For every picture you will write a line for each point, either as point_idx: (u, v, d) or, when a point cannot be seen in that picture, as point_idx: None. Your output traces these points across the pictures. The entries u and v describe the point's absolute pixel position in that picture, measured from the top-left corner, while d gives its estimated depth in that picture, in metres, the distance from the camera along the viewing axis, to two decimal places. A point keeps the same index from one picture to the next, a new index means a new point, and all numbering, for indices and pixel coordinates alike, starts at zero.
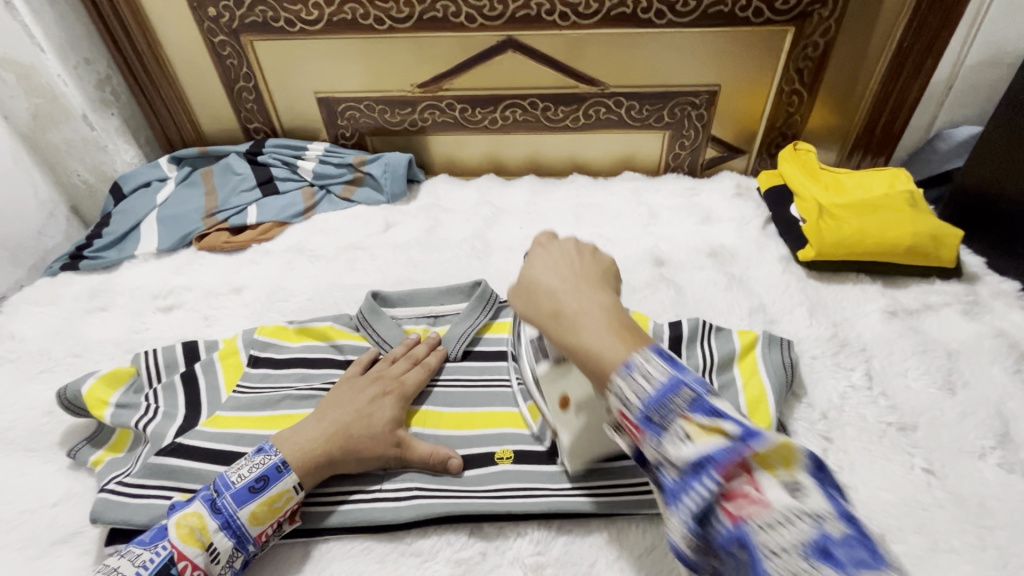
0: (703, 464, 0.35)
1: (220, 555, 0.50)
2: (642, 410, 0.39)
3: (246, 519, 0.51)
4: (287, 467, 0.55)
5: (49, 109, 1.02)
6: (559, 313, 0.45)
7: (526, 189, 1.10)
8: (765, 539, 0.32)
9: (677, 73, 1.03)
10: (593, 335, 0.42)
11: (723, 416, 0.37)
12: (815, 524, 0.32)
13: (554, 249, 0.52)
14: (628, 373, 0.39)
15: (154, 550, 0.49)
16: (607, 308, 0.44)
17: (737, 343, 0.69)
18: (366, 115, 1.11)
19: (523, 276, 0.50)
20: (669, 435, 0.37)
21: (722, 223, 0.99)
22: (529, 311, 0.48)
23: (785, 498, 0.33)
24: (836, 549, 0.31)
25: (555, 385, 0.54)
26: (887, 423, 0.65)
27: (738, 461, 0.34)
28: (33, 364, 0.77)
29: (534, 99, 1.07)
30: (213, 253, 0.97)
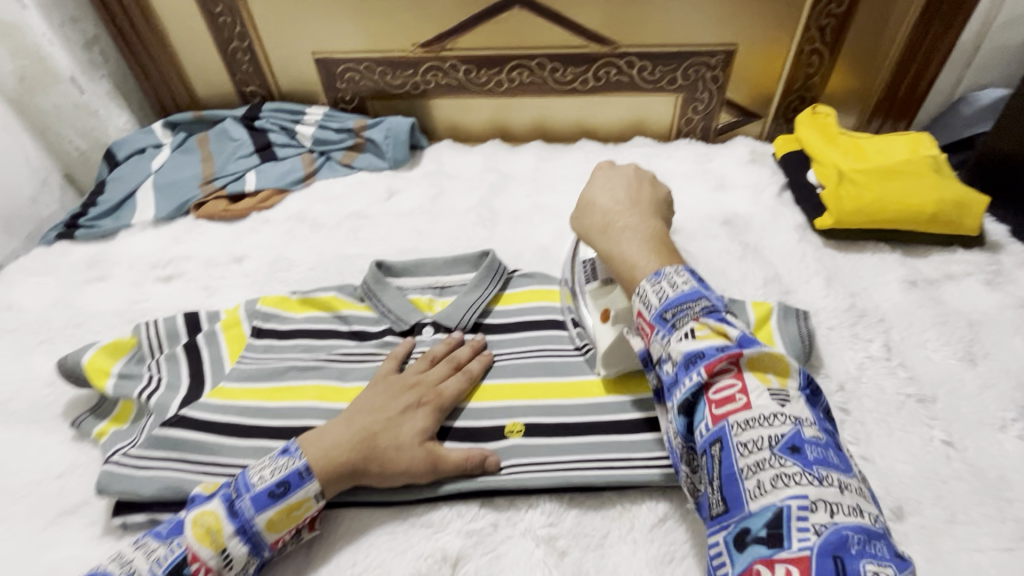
0: (696, 358, 0.44)
1: (234, 559, 0.48)
2: (658, 310, 0.49)
3: (263, 526, 0.49)
4: (310, 474, 0.51)
5: (35, 72, 0.98)
6: (606, 228, 0.60)
7: (533, 155, 1.06)
8: (740, 431, 0.41)
9: (692, 31, 0.98)
10: (630, 249, 0.57)
11: (728, 324, 0.46)
12: (791, 426, 0.41)
13: (616, 176, 0.65)
14: (653, 281, 0.51)
15: (169, 546, 0.47)
16: (648, 226, 0.59)
17: (752, 316, 0.67)
18: (366, 77, 1.07)
19: (585, 195, 0.65)
20: (677, 332, 0.47)
21: (736, 191, 0.96)
22: (585, 226, 0.63)
23: (768, 400, 0.42)
24: (806, 448, 0.40)
25: (599, 302, 0.65)
26: (906, 394, 0.64)
27: (724, 356, 0.44)
28: (32, 335, 0.75)
29: (541, 60, 1.02)
30: (211, 222, 0.94)
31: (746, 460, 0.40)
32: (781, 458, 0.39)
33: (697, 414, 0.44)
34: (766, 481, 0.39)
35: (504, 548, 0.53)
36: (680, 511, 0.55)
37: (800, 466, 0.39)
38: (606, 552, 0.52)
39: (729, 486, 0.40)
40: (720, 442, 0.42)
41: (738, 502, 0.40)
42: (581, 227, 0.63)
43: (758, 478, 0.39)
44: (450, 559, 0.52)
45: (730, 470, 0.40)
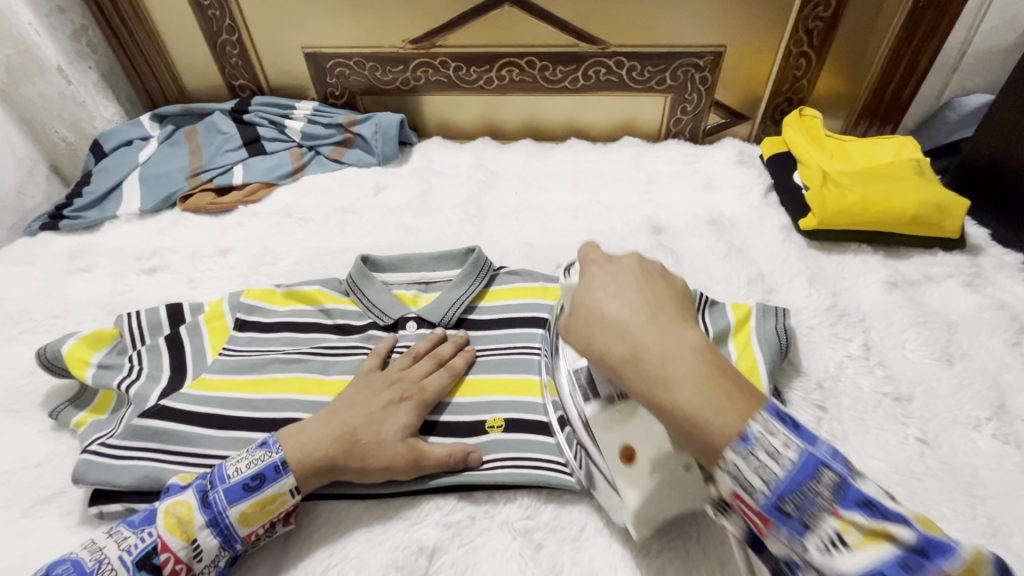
0: (768, 483, 0.34)
1: (205, 551, 0.48)
2: (698, 428, 0.39)
3: (236, 518, 0.49)
4: (288, 467, 0.51)
5: (22, 61, 0.97)
6: (636, 355, 0.40)
7: (522, 153, 1.06)
8: (823, 560, 0.32)
9: (681, 32, 0.98)
10: (689, 391, 0.37)
11: (792, 426, 0.35)
12: (884, 546, 0.31)
13: (616, 270, 0.46)
14: (684, 400, 0.39)
15: (140, 535, 0.47)
16: (697, 353, 0.39)
17: (732, 317, 0.68)
18: (356, 72, 1.07)
19: (585, 303, 0.44)
20: (734, 445, 0.36)
21: (723, 191, 0.97)
22: (599, 349, 0.42)
23: (846, 526, 0.32)
24: (904, 573, 0.30)
25: (613, 434, 0.50)
26: (883, 393, 0.65)
27: (792, 486, 0.34)
28: (13, 325, 0.75)
29: (531, 58, 1.02)
30: (197, 215, 0.94)
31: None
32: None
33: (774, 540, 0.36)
34: None
35: (481, 541, 0.53)
36: None
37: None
38: (582, 545, 0.53)
39: None
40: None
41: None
42: (592, 347, 0.42)
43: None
44: (426, 550, 0.52)
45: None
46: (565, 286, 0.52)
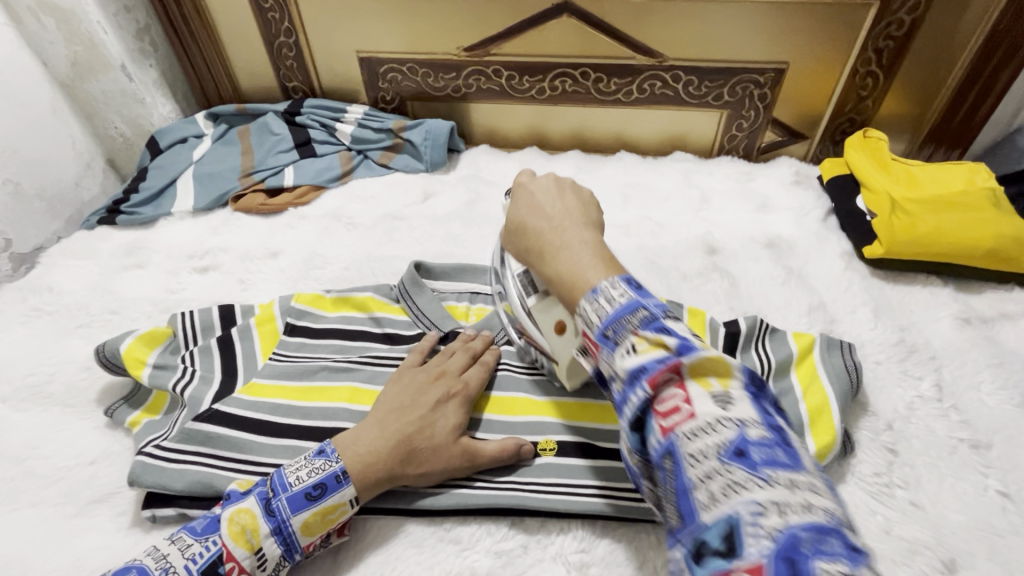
0: (638, 373, 0.37)
1: (267, 560, 0.48)
2: (601, 329, 0.42)
3: (298, 528, 0.48)
4: (347, 478, 0.51)
5: (87, 58, 1.00)
6: (542, 249, 0.53)
7: (570, 165, 1.05)
8: (689, 442, 0.34)
9: (743, 47, 0.95)
10: (575, 262, 0.49)
11: (670, 332, 0.39)
12: (736, 428, 0.33)
13: (538, 190, 0.59)
14: (592, 298, 0.44)
15: (205, 543, 0.46)
16: (587, 241, 0.51)
17: (794, 347, 0.66)
18: (408, 78, 1.07)
19: (516, 218, 0.58)
20: (618, 348, 0.40)
21: (780, 213, 0.94)
22: (524, 248, 0.57)
23: (711, 407, 0.35)
24: (750, 449, 0.32)
25: (549, 314, 0.57)
26: (958, 439, 0.61)
27: (665, 368, 0.36)
28: (71, 318, 0.76)
29: (585, 69, 1.01)
30: (248, 215, 0.94)
31: (695, 472, 0.33)
32: (728, 467, 0.32)
33: (648, 431, 0.37)
34: (716, 490, 0.31)
35: (534, 572, 0.51)
36: None
37: (748, 472, 0.31)
38: None
39: (682, 503, 0.34)
40: (672, 457, 0.34)
41: (693, 515, 0.32)
42: (517, 247, 0.58)
43: (710, 488, 0.32)
44: None
45: (683, 483, 0.33)
46: (506, 206, 0.63)
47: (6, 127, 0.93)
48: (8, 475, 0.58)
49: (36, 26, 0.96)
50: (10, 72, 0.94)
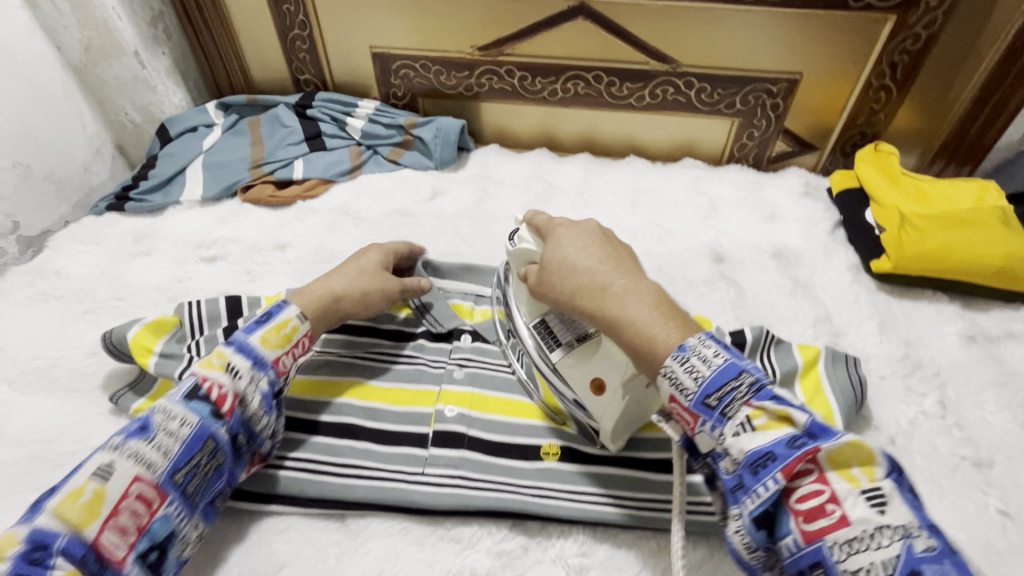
0: (766, 461, 0.39)
1: (243, 374, 0.54)
2: (699, 395, 0.42)
3: (258, 342, 0.56)
4: (288, 302, 0.60)
5: (101, 43, 1.00)
6: (603, 289, 0.50)
7: (579, 168, 1.05)
8: (845, 554, 0.36)
9: (757, 56, 0.95)
10: (640, 311, 0.47)
11: (792, 406, 0.41)
12: (900, 540, 0.35)
13: (577, 229, 0.56)
14: (679, 357, 0.44)
15: (180, 384, 0.52)
16: (647, 285, 0.50)
17: (799, 359, 0.66)
18: (420, 75, 1.07)
19: (554, 258, 0.54)
20: (731, 424, 0.41)
21: (788, 223, 0.94)
22: (567, 290, 0.52)
23: (863, 510, 0.37)
24: (923, 566, 0.34)
25: (581, 368, 0.57)
26: (961, 456, 0.61)
27: (801, 456, 0.39)
28: (78, 303, 0.76)
29: (599, 72, 1.01)
30: (256, 206, 0.94)
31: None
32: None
33: (780, 528, 0.39)
34: None
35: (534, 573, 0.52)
36: (718, 557, 0.53)
37: None
38: None
39: None
40: (823, 566, 0.37)
41: None
42: (543, 288, 0.55)
43: (853, 559, 0.36)
44: None
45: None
46: (516, 253, 0.60)
47: (18, 109, 0.94)
48: (12, 458, 0.58)
49: (51, 9, 0.95)
50: (23, 54, 0.94)
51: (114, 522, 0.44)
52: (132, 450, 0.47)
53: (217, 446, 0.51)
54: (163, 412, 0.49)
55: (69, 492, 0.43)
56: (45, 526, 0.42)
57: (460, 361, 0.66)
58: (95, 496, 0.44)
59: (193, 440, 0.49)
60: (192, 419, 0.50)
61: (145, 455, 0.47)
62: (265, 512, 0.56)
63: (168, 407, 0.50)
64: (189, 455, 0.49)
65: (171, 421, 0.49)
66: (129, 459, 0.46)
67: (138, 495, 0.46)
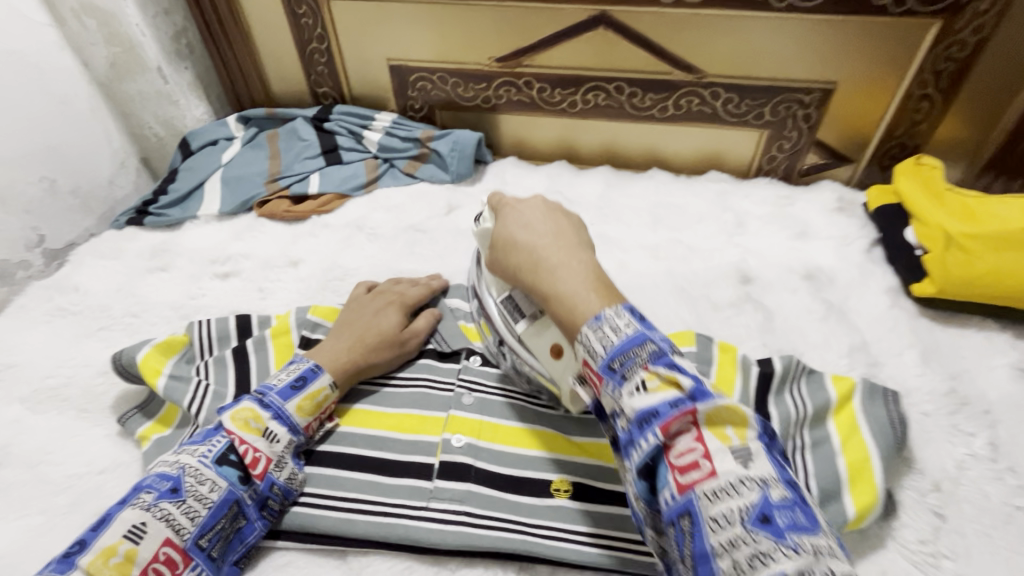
0: (648, 417, 0.40)
1: (279, 440, 0.55)
2: (606, 359, 0.44)
3: (294, 411, 0.57)
4: (320, 368, 0.60)
5: (126, 59, 1.01)
6: (537, 264, 0.53)
7: (599, 181, 1.01)
8: (710, 504, 0.37)
9: (788, 65, 0.90)
10: (564, 283, 0.50)
11: (681, 370, 0.42)
12: (759, 490, 0.37)
13: (521, 208, 0.59)
14: (595, 326, 0.45)
15: (210, 443, 0.52)
16: (578, 259, 0.52)
17: (832, 393, 0.62)
18: (437, 87, 1.05)
19: (501, 233, 0.58)
20: (628, 385, 0.42)
21: (820, 241, 0.88)
22: (511, 266, 0.56)
23: (732, 464, 0.38)
24: (774, 514, 0.36)
25: (544, 337, 0.56)
26: (1015, 506, 0.56)
27: (681, 412, 0.40)
28: (94, 320, 0.76)
29: (620, 83, 0.97)
30: (272, 221, 0.94)
31: (717, 537, 0.36)
32: (754, 533, 0.35)
33: (659, 482, 0.40)
34: (740, 560, 0.34)
35: None
36: None
37: (774, 539, 0.35)
38: None
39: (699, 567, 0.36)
40: (689, 515, 0.37)
41: None
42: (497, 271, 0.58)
43: (734, 556, 0.35)
44: None
45: (703, 547, 0.36)
46: (478, 233, 0.62)
47: (44, 125, 0.96)
48: (21, 480, 0.58)
49: (78, 27, 0.97)
50: (51, 72, 0.96)
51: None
52: (163, 513, 0.47)
53: (240, 510, 0.51)
54: (194, 476, 0.49)
55: (101, 550, 0.44)
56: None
57: (468, 385, 0.63)
58: (126, 557, 0.44)
59: (220, 505, 0.50)
60: (222, 484, 0.50)
61: (175, 518, 0.47)
62: (267, 545, 0.54)
63: (200, 469, 0.50)
64: (215, 520, 0.49)
65: (203, 485, 0.49)
66: (161, 521, 0.47)
67: (165, 559, 0.46)
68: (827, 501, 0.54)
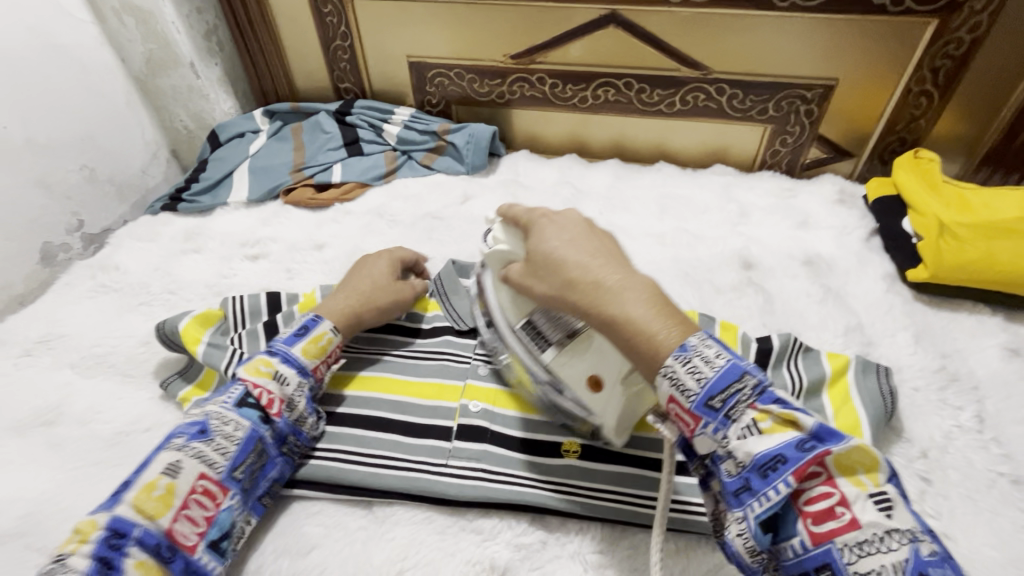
0: (773, 465, 0.39)
1: (290, 381, 0.58)
2: (703, 399, 0.41)
3: (300, 353, 0.60)
4: (320, 316, 0.64)
5: (161, 55, 1.07)
6: (596, 286, 0.46)
7: (608, 173, 1.06)
8: (855, 556, 0.36)
9: (791, 62, 0.94)
10: (638, 310, 0.44)
11: (797, 409, 0.40)
12: (908, 543, 0.36)
13: (559, 221, 0.53)
14: (681, 357, 0.42)
15: (229, 390, 0.56)
16: (641, 279, 0.46)
17: (827, 367, 0.65)
18: (454, 83, 1.10)
19: (537, 250, 0.52)
20: (735, 426, 0.41)
21: (820, 230, 0.92)
22: (551, 285, 0.49)
23: (873, 513, 0.37)
24: (931, 570, 0.34)
25: (579, 366, 0.55)
26: (998, 473, 0.59)
27: (812, 458, 0.38)
28: (134, 296, 0.82)
29: (629, 79, 1.02)
30: (297, 208, 0.99)
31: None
32: None
33: (787, 529, 0.39)
34: None
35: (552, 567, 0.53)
36: None
37: None
38: None
39: None
40: (831, 568, 0.36)
41: None
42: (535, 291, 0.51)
43: None
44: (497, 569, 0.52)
45: None
46: (493, 254, 0.60)
47: (85, 116, 1.02)
48: (74, 436, 0.64)
49: (117, 25, 1.03)
50: (92, 66, 1.02)
51: (185, 513, 0.48)
52: (195, 451, 0.51)
53: (266, 445, 0.55)
54: (218, 416, 0.53)
55: (144, 485, 0.47)
56: (123, 516, 0.45)
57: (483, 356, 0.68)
58: (168, 490, 0.48)
59: (247, 442, 0.53)
60: (245, 422, 0.54)
61: (208, 455, 0.51)
62: (299, 495, 0.59)
63: (223, 412, 0.54)
64: (244, 455, 0.53)
65: (228, 424, 0.53)
66: (194, 458, 0.50)
67: (204, 490, 0.50)
68: None
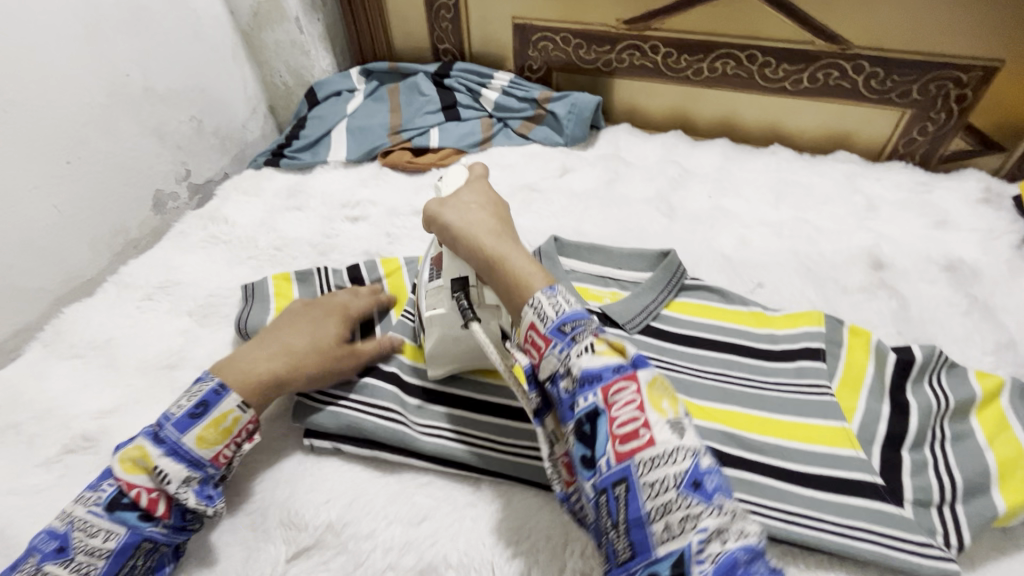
0: (591, 379, 0.43)
1: (172, 479, 0.49)
2: (555, 323, 0.46)
3: (194, 443, 0.50)
4: (225, 388, 0.53)
5: (268, 9, 1.07)
6: (492, 234, 0.55)
7: (718, 153, 0.98)
8: (646, 469, 0.40)
9: (951, 38, 0.83)
10: (517, 258, 0.52)
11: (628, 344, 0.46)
12: (693, 458, 0.40)
13: (481, 190, 0.61)
14: (549, 294, 0.48)
15: (99, 490, 0.48)
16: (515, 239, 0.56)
17: (978, 388, 0.58)
18: (559, 48, 1.05)
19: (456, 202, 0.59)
20: (576, 346, 0.45)
21: (962, 232, 0.83)
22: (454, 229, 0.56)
23: (667, 433, 0.41)
24: (705, 480, 0.40)
25: (438, 299, 0.58)
26: None
27: (628, 384, 0.43)
28: (243, 249, 0.84)
29: (754, 52, 0.93)
30: (394, 171, 0.99)
31: (653, 502, 0.39)
32: (687, 496, 0.39)
33: (598, 448, 0.42)
34: (675, 521, 0.39)
35: None
36: None
37: (703, 503, 0.39)
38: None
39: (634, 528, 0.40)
40: (626, 482, 0.40)
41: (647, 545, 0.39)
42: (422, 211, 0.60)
43: (667, 517, 0.39)
44: None
45: (639, 512, 0.39)
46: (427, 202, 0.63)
47: (197, 68, 1.04)
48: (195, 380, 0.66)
49: None
50: (206, 17, 1.04)
51: None
52: None
53: (152, 547, 0.48)
54: (82, 529, 0.46)
55: None
56: None
57: None
58: None
59: (122, 550, 0.46)
60: (117, 531, 0.47)
61: None
62: (407, 465, 0.58)
63: (89, 520, 0.46)
64: (117, 566, 0.46)
65: (94, 537, 0.46)
66: None
67: None
68: (971, 495, 0.52)
